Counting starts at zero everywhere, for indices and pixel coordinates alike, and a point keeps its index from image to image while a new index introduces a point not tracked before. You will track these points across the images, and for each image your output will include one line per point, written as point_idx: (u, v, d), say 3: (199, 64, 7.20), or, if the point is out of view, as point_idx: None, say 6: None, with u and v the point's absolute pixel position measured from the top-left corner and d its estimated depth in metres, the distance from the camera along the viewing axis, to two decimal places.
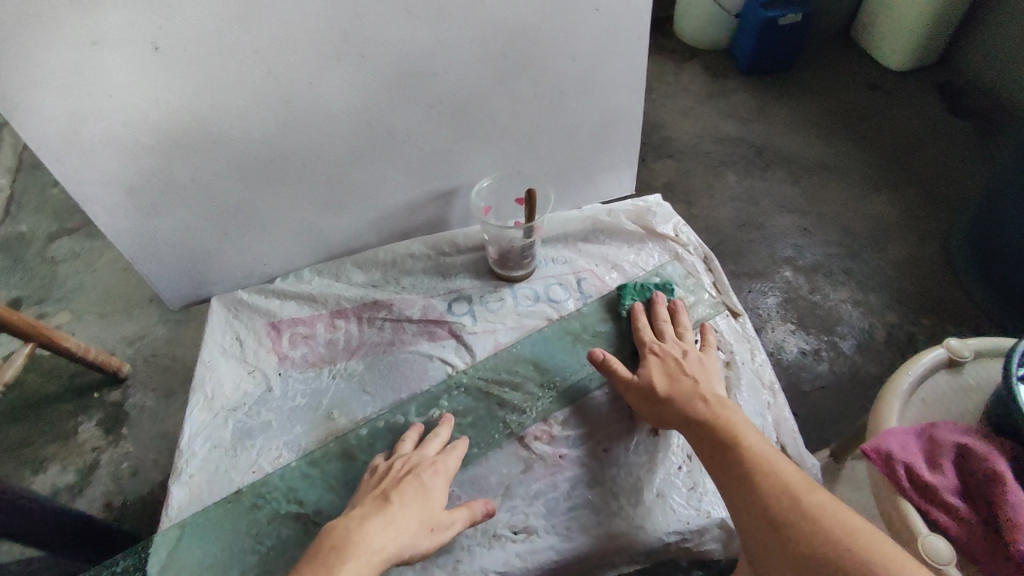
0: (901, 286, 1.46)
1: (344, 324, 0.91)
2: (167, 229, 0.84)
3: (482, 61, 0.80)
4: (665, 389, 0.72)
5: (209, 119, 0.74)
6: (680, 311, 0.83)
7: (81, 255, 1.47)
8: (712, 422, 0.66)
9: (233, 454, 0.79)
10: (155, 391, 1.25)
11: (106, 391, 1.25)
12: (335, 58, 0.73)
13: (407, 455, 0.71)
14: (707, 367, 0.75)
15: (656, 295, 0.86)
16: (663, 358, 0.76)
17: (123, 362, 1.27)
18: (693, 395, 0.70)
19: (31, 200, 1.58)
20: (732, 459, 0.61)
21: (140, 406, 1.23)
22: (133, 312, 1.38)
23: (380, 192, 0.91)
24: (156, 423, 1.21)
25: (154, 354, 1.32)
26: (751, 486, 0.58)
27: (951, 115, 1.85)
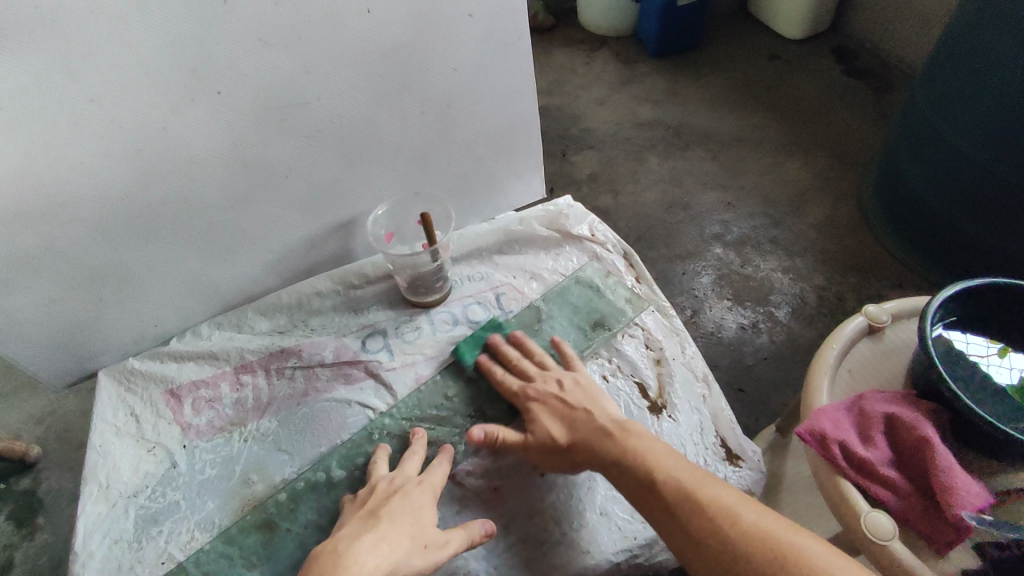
0: (824, 248, 1.49)
1: (251, 379, 0.83)
2: (29, 306, 0.75)
3: (357, 82, 0.74)
4: (563, 433, 0.66)
5: (51, 180, 0.66)
6: (522, 340, 0.79)
7: None
8: (620, 454, 0.61)
9: (137, 547, 0.71)
10: (73, 471, 1.14)
11: (14, 479, 1.12)
12: (186, 98, 0.66)
13: (393, 475, 0.68)
14: (587, 391, 0.71)
15: (491, 337, 0.81)
16: (543, 399, 0.71)
17: (32, 444, 1.14)
18: (590, 430, 0.65)
19: None
20: (654, 495, 0.56)
21: (56, 489, 1.12)
22: (37, 386, 1.24)
23: (273, 233, 0.84)
24: (74, 506, 1.10)
25: (67, 429, 1.19)
26: (680, 522, 0.53)
27: (848, 77, 1.91)
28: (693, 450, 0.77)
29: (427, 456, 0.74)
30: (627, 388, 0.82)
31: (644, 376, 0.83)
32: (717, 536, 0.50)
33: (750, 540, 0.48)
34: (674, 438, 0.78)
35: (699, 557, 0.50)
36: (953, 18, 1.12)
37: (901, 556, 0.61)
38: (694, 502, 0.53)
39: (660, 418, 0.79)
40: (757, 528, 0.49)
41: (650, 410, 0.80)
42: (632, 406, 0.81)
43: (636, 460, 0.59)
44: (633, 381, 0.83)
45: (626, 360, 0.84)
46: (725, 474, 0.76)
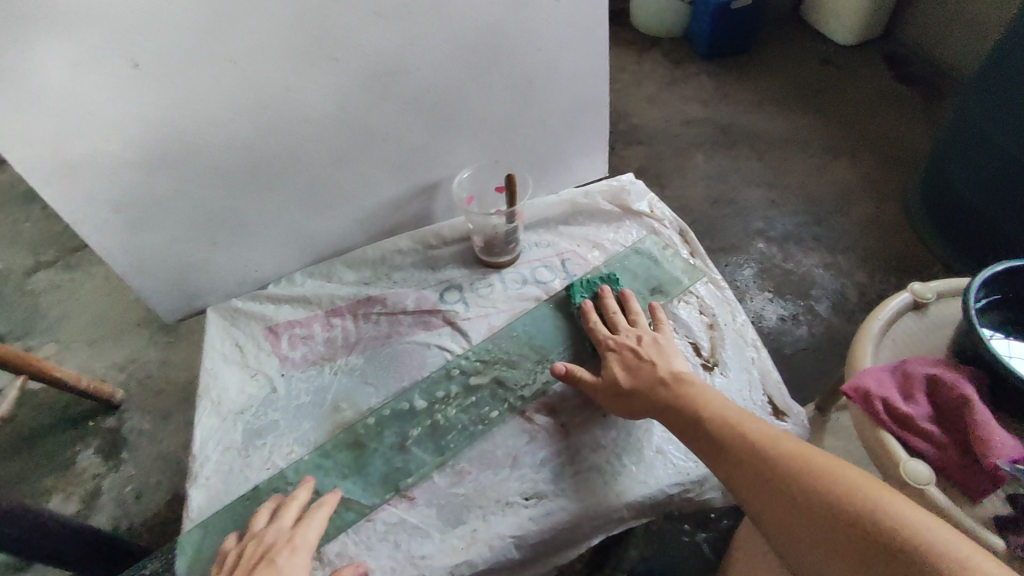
0: (868, 248, 1.55)
1: (340, 322, 0.93)
2: (157, 243, 0.86)
3: (451, 55, 0.83)
4: (629, 380, 0.74)
5: (191, 131, 0.76)
6: (628, 299, 0.85)
7: (79, 292, 1.73)
8: (676, 400, 0.68)
9: (246, 455, 0.81)
10: (151, 415, 1.47)
11: (101, 419, 1.44)
12: (310, 63, 0.76)
13: (263, 535, 0.65)
14: (662, 346, 0.76)
15: (603, 287, 0.88)
16: (619, 351, 0.77)
17: (116, 390, 1.47)
18: (651, 379, 0.72)
19: (18, 256, 1.83)
20: (709, 430, 0.64)
21: (137, 428, 1.44)
22: (122, 339, 1.62)
23: (365, 192, 0.94)
24: (153, 444, 1.42)
25: (148, 378, 1.54)
26: (741, 463, 0.59)
27: (899, 82, 1.97)
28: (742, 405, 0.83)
29: (308, 498, 0.73)
30: (682, 346, 0.88)
31: (697, 337, 0.90)
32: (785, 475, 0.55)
33: (831, 494, 0.52)
34: (725, 393, 0.84)
35: (752, 490, 0.58)
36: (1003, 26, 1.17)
37: (939, 500, 0.66)
38: (766, 447, 0.59)
39: (711, 375, 0.86)
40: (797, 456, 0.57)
41: (703, 367, 0.86)
42: (687, 362, 0.87)
43: (694, 406, 0.67)
44: (688, 340, 0.89)
45: (681, 323, 0.91)
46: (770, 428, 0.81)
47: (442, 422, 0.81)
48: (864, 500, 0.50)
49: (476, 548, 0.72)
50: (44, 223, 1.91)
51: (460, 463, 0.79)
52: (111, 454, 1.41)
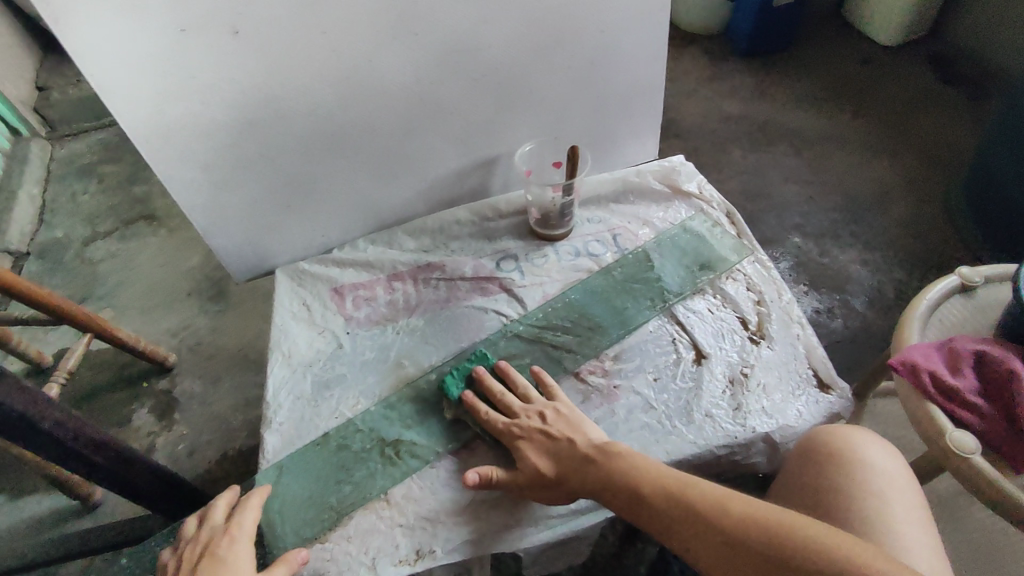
0: (904, 246, 1.65)
1: (402, 286, 0.98)
2: (237, 203, 0.92)
3: (522, 33, 0.87)
4: (553, 468, 0.71)
5: (278, 97, 0.82)
6: (508, 370, 0.83)
7: (139, 258, 1.82)
8: (619, 482, 0.67)
9: (315, 403, 0.86)
10: (202, 378, 1.54)
11: (155, 380, 1.53)
12: (392, 35, 0.81)
13: (200, 535, 0.70)
14: (569, 417, 0.76)
15: (474, 369, 0.83)
16: (530, 435, 0.74)
17: (170, 353, 1.56)
18: (578, 461, 0.70)
19: (77, 223, 1.92)
20: (672, 519, 0.63)
21: (189, 391, 1.52)
22: (173, 306, 1.70)
23: (429, 163, 0.99)
24: (203, 406, 1.49)
25: (197, 343, 1.62)
26: (704, 544, 0.60)
27: (943, 84, 2.05)
28: (788, 378, 0.86)
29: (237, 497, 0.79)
30: (730, 319, 0.92)
31: (745, 312, 0.93)
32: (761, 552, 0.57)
33: (823, 554, 0.54)
34: (772, 364, 0.87)
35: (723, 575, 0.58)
36: None
37: (981, 467, 0.69)
38: (728, 527, 0.59)
39: (758, 347, 0.89)
40: (770, 523, 0.58)
41: (750, 340, 0.89)
42: (735, 335, 0.90)
43: (632, 483, 0.67)
44: (736, 315, 0.92)
45: (729, 298, 0.94)
46: (816, 399, 0.83)
47: (498, 381, 0.86)
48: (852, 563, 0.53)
49: (532, 496, 0.76)
50: (101, 196, 1.99)
51: None
52: (163, 415, 1.48)
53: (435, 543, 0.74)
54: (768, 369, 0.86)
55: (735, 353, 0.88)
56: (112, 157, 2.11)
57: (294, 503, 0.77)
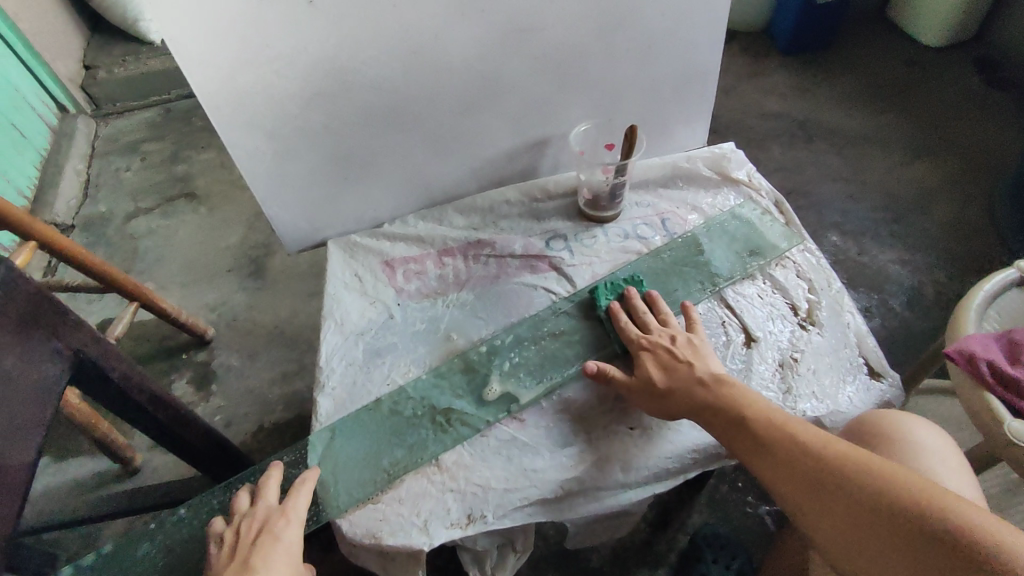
0: (946, 247, 1.64)
1: (451, 261, 0.99)
2: (296, 172, 0.94)
3: (586, 13, 0.88)
4: (665, 380, 0.75)
5: (345, 68, 0.83)
6: (654, 298, 0.87)
7: (179, 234, 1.86)
8: (726, 406, 0.71)
9: (367, 370, 0.88)
10: (240, 352, 1.57)
11: (194, 352, 1.57)
12: (460, 10, 0.82)
13: (256, 513, 0.71)
14: (697, 347, 0.78)
15: (627, 290, 0.89)
16: (653, 350, 0.79)
17: (208, 327, 1.59)
18: (689, 380, 0.74)
19: (121, 198, 1.96)
20: (773, 440, 0.66)
21: (227, 364, 1.55)
22: (213, 281, 1.74)
23: (483, 141, 1.00)
24: (241, 379, 1.52)
25: (236, 319, 1.65)
26: (797, 465, 0.64)
27: (989, 87, 2.03)
28: (839, 364, 0.85)
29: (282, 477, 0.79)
30: (779, 305, 0.92)
31: (795, 299, 0.92)
32: (849, 483, 0.60)
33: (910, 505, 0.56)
34: (822, 350, 0.87)
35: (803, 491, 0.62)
36: None
37: None
38: (829, 454, 0.63)
39: (808, 333, 0.89)
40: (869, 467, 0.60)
41: (800, 326, 0.89)
42: (785, 320, 0.90)
43: (743, 409, 0.70)
44: (786, 301, 0.92)
45: (778, 284, 0.94)
46: (866, 386, 0.83)
47: (548, 356, 0.87)
48: (937, 508, 0.55)
49: (582, 467, 0.77)
50: (144, 173, 2.04)
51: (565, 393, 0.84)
52: (202, 385, 1.51)
53: (486, 508, 0.74)
54: (819, 355, 0.86)
55: (785, 338, 0.88)
56: (155, 136, 2.15)
57: (346, 464, 0.79)
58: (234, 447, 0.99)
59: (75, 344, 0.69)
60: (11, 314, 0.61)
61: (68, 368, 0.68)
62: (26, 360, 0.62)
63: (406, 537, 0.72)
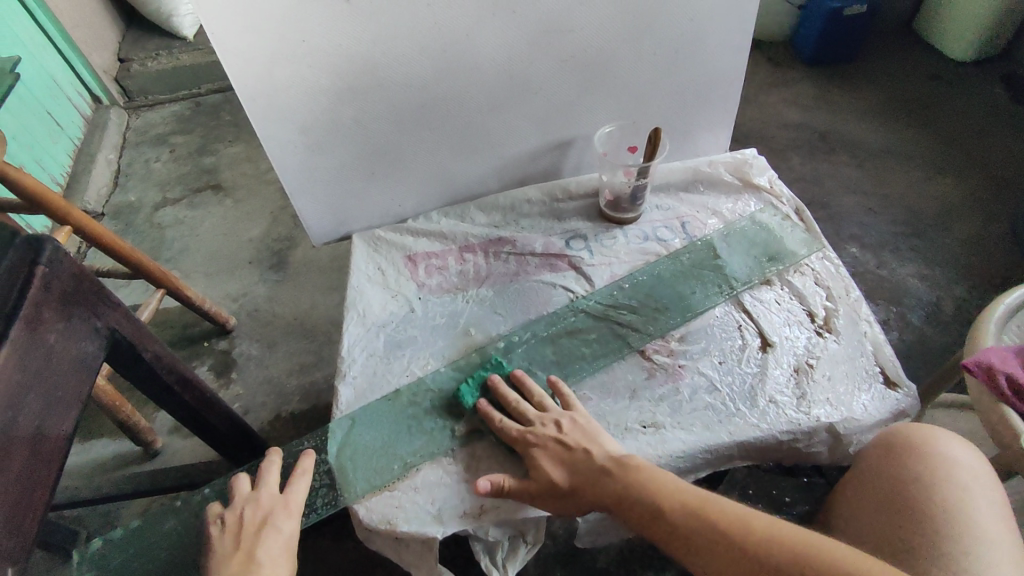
0: (967, 263, 1.62)
1: (472, 258, 1.01)
2: (325, 166, 0.96)
3: (615, 17, 0.90)
4: (570, 476, 0.72)
5: (378, 65, 0.86)
6: (522, 379, 0.84)
7: (204, 224, 1.91)
8: (637, 498, 0.68)
9: (387, 361, 0.90)
10: (260, 342, 1.60)
11: (215, 340, 1.61)
12: (493, 11, 0.84)
13: (259, 501, 0.73)
14: (584, 428, 0.77)
15: (490, 377, 0.84)
16: (545, 445, 0.75)
17: (230, 317, 1.63)
18: (594, 471, 0.71)
19: (148, 189, 2.01)
20: (697, 538, 0.64)
21: (247, 353, 1.58)
22: (235, 272, 1.78)
23: (508, 141, 1.02)
24: (260, 368, 1.55)
25: (256, 309, 1.68)
26: (731, 561, 0.62)
27: (1016, 104, 2.01)
28: (856, 372, 0.86)
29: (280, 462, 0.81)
30: (797, 311, 0.92)
31: (813, 306, 0.93)
32: (793, 575, 0.59)
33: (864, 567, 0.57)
34: (839, 357, 0.87)
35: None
36: None
37: None
38: (761, 544, 0.61)
39: (825, 340, 0.89)
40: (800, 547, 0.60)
41: (817, 332, 0.90)
42: (802, 326, 0.91)
43: (652, 501, 0.68)
44: (803, 308, 0.93)
45: (796, 291, 0.94)
46: (882, 395, 0.83)
47: (564, 353, 0.88)
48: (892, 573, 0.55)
49: None
50: (172, 164, 2.09)
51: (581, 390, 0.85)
52: (222, 373, 1.54)
53: (499, 499, 0.76)
54: (835, 362, 0.86)
55: (802, 345, 0.88)
56: (184, 129, 2.21)
57: (365, 451, 0.81)
58: (255, 435, 1.01)
59: (111, 323, 0.71)
60: (56, 292, 0.64)
61: (104, 346, 0.70)
62: (68, 337, 0.65)
63: (419, 524, 0.73)
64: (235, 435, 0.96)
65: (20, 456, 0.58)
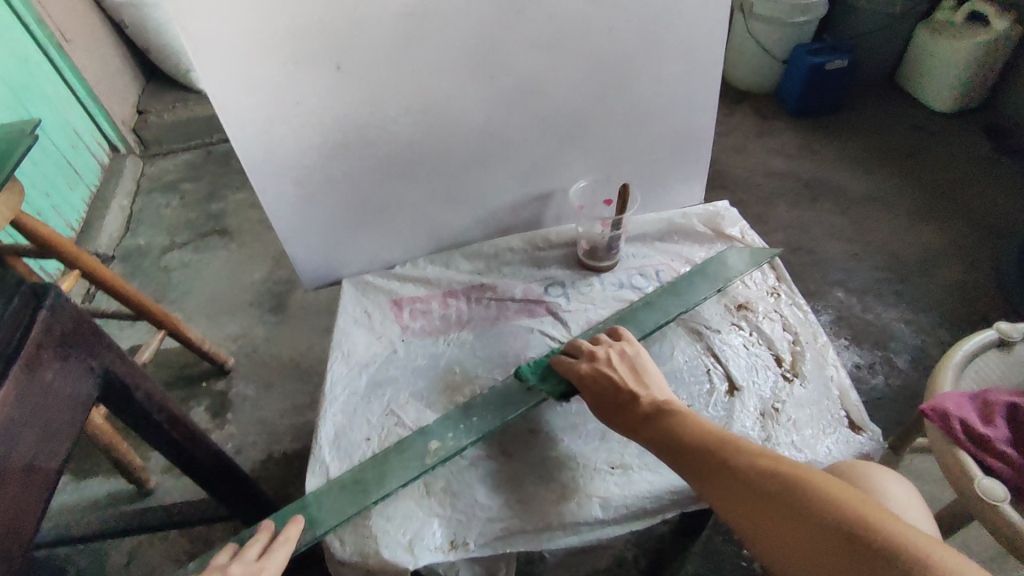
0: (951, 308, 1.65)
1: (455, 302, 1.06)
2: (317, 216, 1.03)
3: (587, 81, 0.97)
4: (616, 405, 0.78)
5: (366, 124, 0.93)
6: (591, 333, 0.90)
7: (209, 267, 1.98)
8: (670, 427, 0.72)
9: (368, 400, 0.94)
10: (256, 383, 1.64)
11: (213, 380, 1.65)
12: (472, 77, 0.91)
13: (229, 568, 0.65)
14: (640, 369, 0.81)
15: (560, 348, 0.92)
16: (598, 375, 0.80)
17: (229, 357, 1.67)
18: (640, 402, 0.76)
19: (158, 233, 2.10)
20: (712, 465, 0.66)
21: (243, 394, 1.62)
22: (236, 314, 1.84)
23: (489, 194, 1.08)
24: (254, 409, 1.59)
25: (254, 350, 1.73)
26: (736, 484, 0.63)
27: (998, 154, 2.07)
28: (820, 416, 0.88)
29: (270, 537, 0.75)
30: (764, 357, 0.96)
31: (780, 351, 0.97)
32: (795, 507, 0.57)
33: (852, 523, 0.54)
34: (804, 401, 0.90)
35: (750, 514, 0.60)
36: None
37: (1009, 516, 0.70)
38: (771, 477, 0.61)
39: (791, 385, 0.92)
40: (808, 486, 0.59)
41: (783, 377, 0.93)
42: (768, 370, 0.94)
43: (686, 434, 0.70)
44: (770, 353, 0.96)
45: (764, 336, 0.98)
46: (846, 438, 0.86)
47: None
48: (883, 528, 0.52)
49: (565, 502, 0.80)
50: (182, 210, 2.18)
51: (553, 432, 0.88)
52: (218, 413, 1.58)
53: (468, 535, 0.78)
54: (801, 406, 0.89)
55: (769, 389, 0.92)
56: (195, 176, 2.31)
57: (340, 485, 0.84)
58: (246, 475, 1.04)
59: (104, 363, 0.76)
60: (56, 334, 0.69)
61: (97, 385, 0.75)
62: (65, 375, 0.70)
63: (392, 555, 0.75)
64: (224, 474, 0.99)
65: (13, 486, 0.62)
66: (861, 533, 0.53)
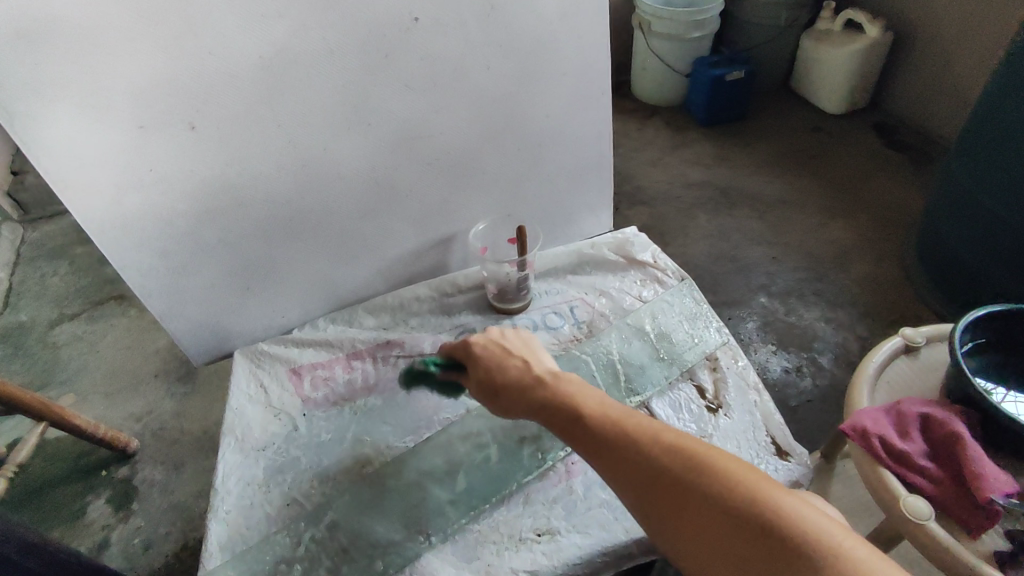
0: (867, 302, 1.70)
1: (360, 364, 0.98)
2: (195, 287, 0.92)
3: (474, 119, 0.92)
4: (499, 387, 0.71)
5: (237, 184, 0.84)
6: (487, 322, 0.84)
7: (105, 339, 1.80)
8: (548, 400, 0.64)
9: (266, 489, 0.84)
10: (163, 465, 1.48)
11: (113, 468, 1.47)
12: (346, 126, 0.85)
13: None
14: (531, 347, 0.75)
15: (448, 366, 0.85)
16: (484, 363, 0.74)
17: (131, 439, 1.50)
18: (521, 379, 0.69)
19: (43, 306, 1.89)
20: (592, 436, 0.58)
21: (148, 478, 1.45)
22: (138, 388, 1.66)
23: (387, 243, 1.01)
24: (161, 494, 1.42)
25: (160, 428, 1.57)
26: (617, 456, 0.55)
27: (891, 149, 2.18)
28: (747, 445, 0.86)
29: None
30: (687, 389, 0.93)
31: (701, 380, 0.94)
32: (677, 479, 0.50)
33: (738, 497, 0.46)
34: (731, 433, 0.87)
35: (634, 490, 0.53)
36: (994, 94, 1.31)
37: (939, 536, 0.68)
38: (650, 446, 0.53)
39: (716, 416, 0.89)
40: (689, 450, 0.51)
41: (708, 409, 0.90)
42: (692, 404, 0.91)
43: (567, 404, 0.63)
44: (692, 384, 0.93)
45: (685, 366, 0.95)
46: (775, 467, 0.83)
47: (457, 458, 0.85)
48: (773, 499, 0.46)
49: None
50: (72, 277, 1.98)
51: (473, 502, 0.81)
52: (119, 505, 1.40)
53: None
54: (727, 439, 0.86)
55: (694, 424, 0.89)
56: (86, 239, 2.11)
57: None
58: None
59: None
60: None
61: None
62: None
63: None
64: None
65: None
66: (741, 510, 0.46)
